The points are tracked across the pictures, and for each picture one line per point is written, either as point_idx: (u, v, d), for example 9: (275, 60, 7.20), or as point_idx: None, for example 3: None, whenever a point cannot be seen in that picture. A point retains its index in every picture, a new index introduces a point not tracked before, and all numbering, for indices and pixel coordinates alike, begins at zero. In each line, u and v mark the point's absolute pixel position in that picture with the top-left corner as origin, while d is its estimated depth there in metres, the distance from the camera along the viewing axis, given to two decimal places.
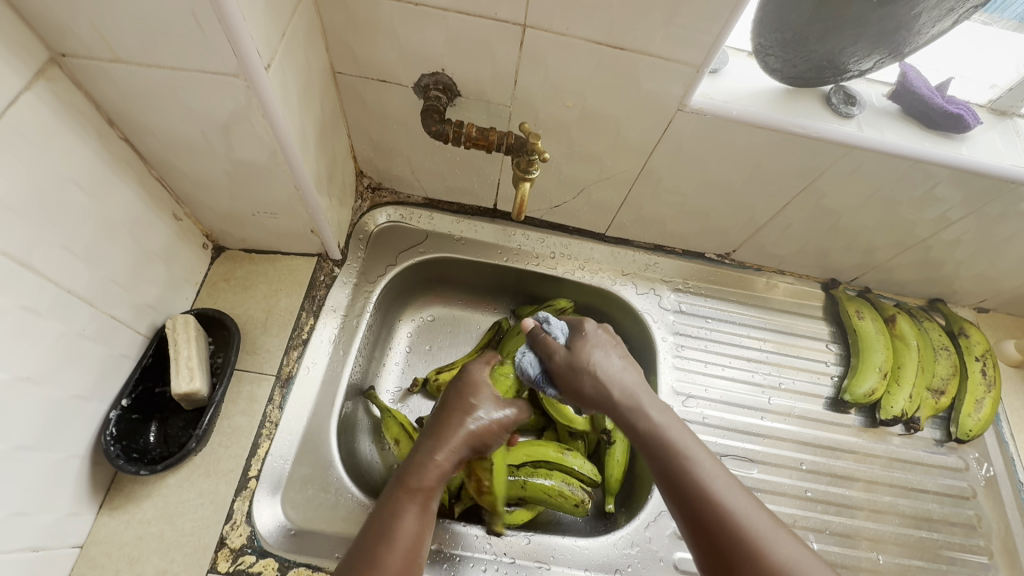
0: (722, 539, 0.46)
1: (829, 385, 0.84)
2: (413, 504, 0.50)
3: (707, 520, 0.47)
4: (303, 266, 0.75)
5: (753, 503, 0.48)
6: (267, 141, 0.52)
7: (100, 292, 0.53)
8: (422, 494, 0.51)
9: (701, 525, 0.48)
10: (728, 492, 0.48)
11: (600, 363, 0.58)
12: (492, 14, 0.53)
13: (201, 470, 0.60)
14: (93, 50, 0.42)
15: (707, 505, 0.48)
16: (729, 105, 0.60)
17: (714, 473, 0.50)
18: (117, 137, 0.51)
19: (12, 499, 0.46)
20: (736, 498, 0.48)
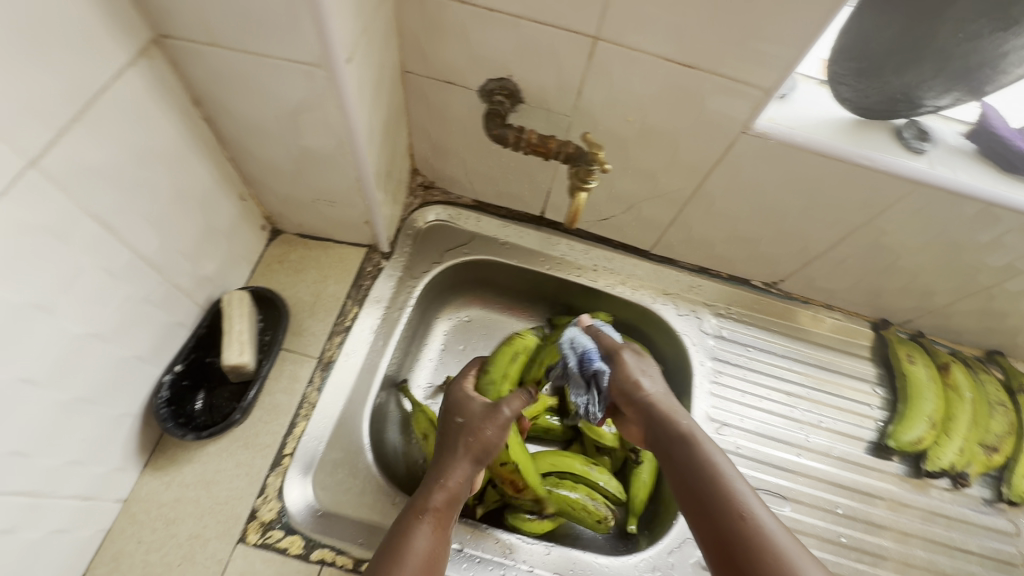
0: (748, 559, 0.44)
1: (872, 429, 0.81)
2: (421, 534, 0.52)
3: (735, 538, 0.46)
4: (353, 256, 0.77)
5: (787, 530, 0.46)
6: (339, 131, 0.54)
7: (169, 262, 0.56)
8: (428, 524, 0.53)
9: (727, 543, 0.46)
10: (762, 513, 0.47)
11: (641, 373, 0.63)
12: (565, 25, 0.54)
13: (240, 442, 0.62)
14: (193, 33, 0.45)
15: (736, 521, 0.47)
16: (795, 132, 0.59)
17: (747, 495, 0.49)
18: (200, 117, 0.54)
19: (71, 449, 0.48)
20: (768, 518, 0.46)
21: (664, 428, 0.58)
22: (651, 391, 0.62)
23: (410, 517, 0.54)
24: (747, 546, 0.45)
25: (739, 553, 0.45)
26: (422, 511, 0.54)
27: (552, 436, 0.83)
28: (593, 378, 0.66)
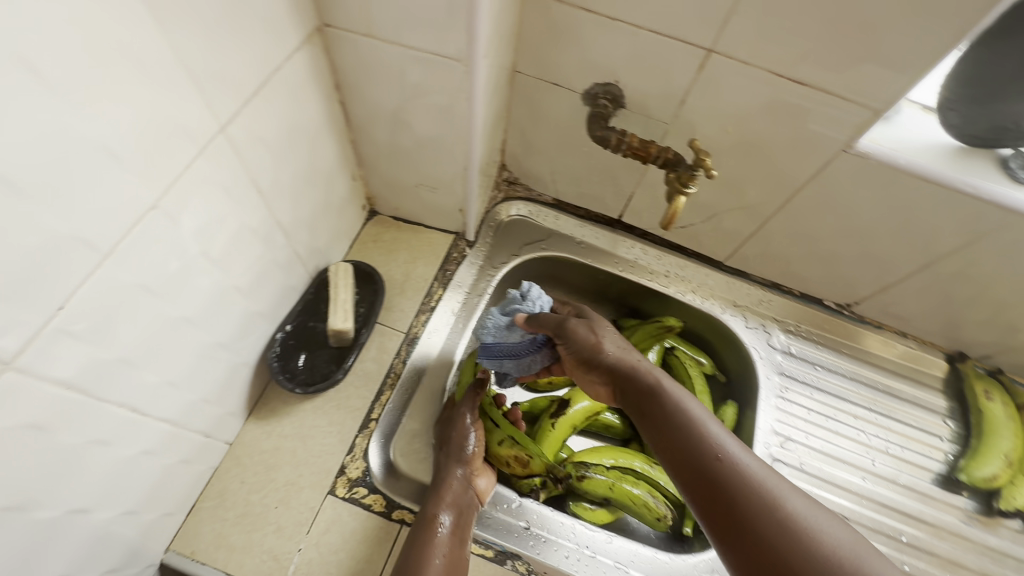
0: (732, 499, 0.43)
1: (941, 460, 0.80)
2: (434, 555, 0.55)
3: (718, 481, 0.44)
4: (440, 242, 0.81)
5: (765, 465, 0.45)
6: (460, 121, 0.59)
7: (294, 229, 0.61)
8: (440, 544, 0.57)
9: (711, 487, 0.44)
10: (741, 454, 0.45)
11: (605, 335, 0.58)
12: (682, 36, 0.57)
13: (333, 402, 0.67)
14: (354, 24, 0.50)
15: (717, 463, 0.45)
16: (897, 154, 0.60)
17: (723, 437, 0.47)
18: (337, 100, 0.60)
19: (204, 388, 0.54)
20: (747, 457, 0.45)
21: (631, 382, 0.54)
22: (612, 347, 0.57)
23: (420, 541, 0.57)
24: (732, 487, 0.43)
25: (724, 495, 0.43)
26: (430, 533, 0.57)
27: (610, 433, 0.85)
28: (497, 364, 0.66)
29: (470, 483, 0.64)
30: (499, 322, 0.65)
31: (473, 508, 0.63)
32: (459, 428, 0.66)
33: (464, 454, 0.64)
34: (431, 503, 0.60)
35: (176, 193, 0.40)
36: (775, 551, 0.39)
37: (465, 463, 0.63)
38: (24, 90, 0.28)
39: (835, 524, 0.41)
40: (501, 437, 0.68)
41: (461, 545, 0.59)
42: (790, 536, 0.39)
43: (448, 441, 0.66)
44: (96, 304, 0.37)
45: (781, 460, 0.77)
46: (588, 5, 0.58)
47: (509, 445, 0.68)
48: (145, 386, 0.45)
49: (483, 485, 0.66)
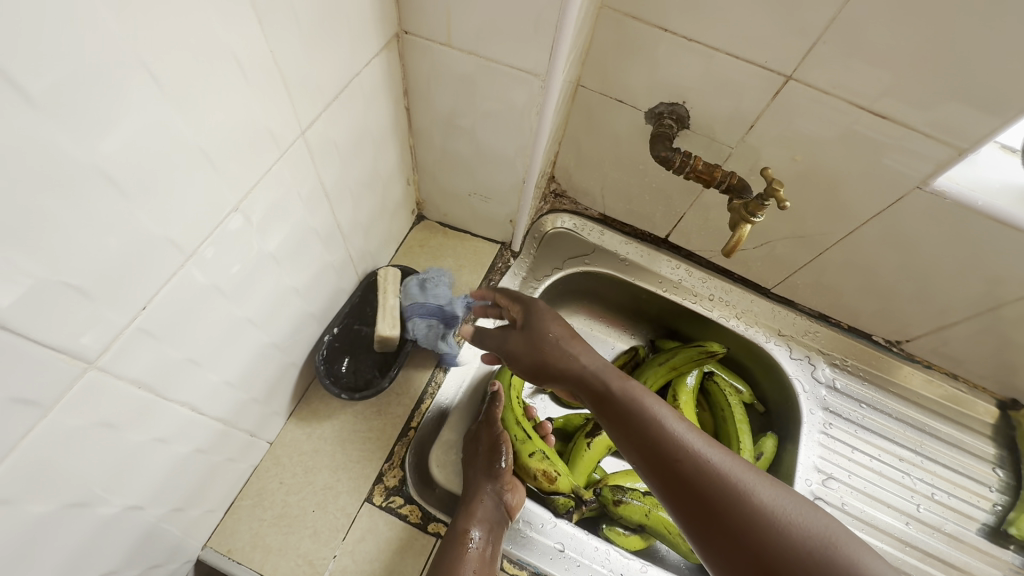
0: (705, 497, 0.43)
1: (989, 511, 0.77)
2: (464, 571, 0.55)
3: (687, 480, 0.44)
4: (486, 251, 0.80)
5: (728, 454, 0.45)
6: (526, 135, 0.58)
7: (351, 233, 0.61)
8: (470, 560, 0.56)
9: (683, 487, 0.44)
10: (704, 449, 0.45)
11: (563, 337, 0.55)
12: (761, 61, 0.56)
13: (374, 408, 0.67)
14: (434, 33, 0.50)
15: (683, 461, 0.45)
16: (976, 194, 0.58)
17: (687, 434, 0.47)
18: (403, 106, 0.59)
19: (257, 387, 0.53)
20: (711, 451, 0.45)
21: (591, 385, 0.52)
22: (571, 350, 0.54)
23: (450, 556, 0.56)
24: (703, 485, 0.43)
25: (696, 493, 0.43)
26: (459, 548, 0.57)
27: None
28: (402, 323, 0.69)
29: (500, 500, 0.63)
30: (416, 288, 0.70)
31: (503, 524, 0.63)
32: (489, 442, 0.66)
33: (493, 470, 0.63)
34: (461, 518, 0.60)
35: (255, 195, 0.40)
36: (752, 542, 0.40)
37: (496, 480, 0.62)
38: (140, 89, 0.28)
39: (809, 510, 0.41)
40: (531, 449, 0.69)
41: (489, 563, 0.58)
42: (766, 526, 0.40)
43: (477, 456, 0.65)
44: (174, 304, 0.36)
45: (823, 498, 0.75)
46: (666, 25, 0.57)
47: (539, 459, 0.69)
48: (207, 385, 0.45)
49: (515, 501, 0.65)
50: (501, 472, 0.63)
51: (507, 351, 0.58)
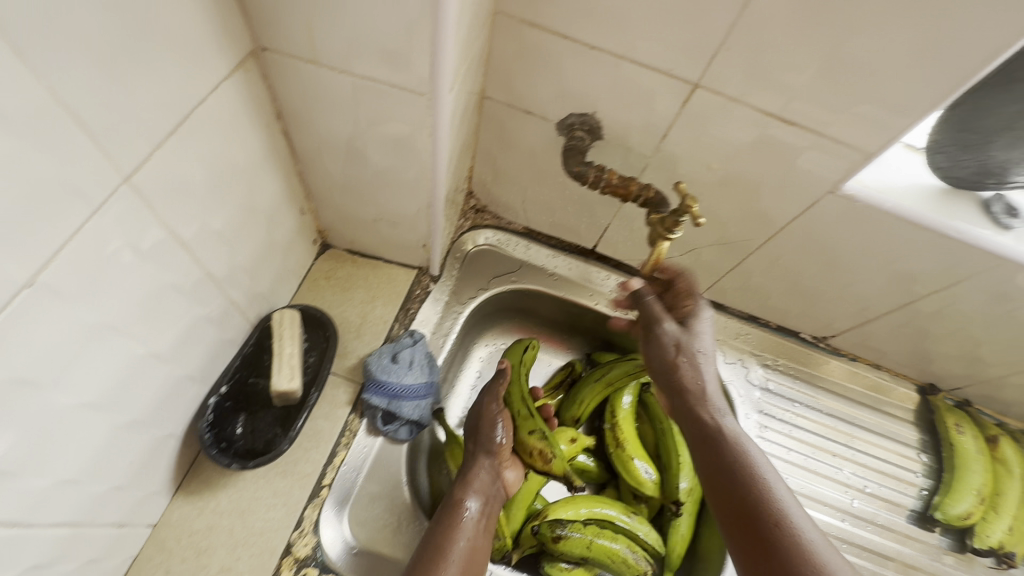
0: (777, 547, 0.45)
1: (916, 497, 0.79)
2: (459, 538, 0.55)
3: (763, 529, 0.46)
4: (401, 278, 0.74)
5: (821, 532, 0.46)
6: (422, 159, 0.53)
7: (229, 277, 0.53)
8: (465, 528, 0.57)
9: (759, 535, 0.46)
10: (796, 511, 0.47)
11: (709, 352, 0.58)
12: (666, 69, 0.52)
13: (279, 469, 0.59)
14: (295, 49, 0.43)
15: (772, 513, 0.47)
16: (884, 196, 0.58)
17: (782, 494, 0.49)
18: (278, 130, 0.52)
19: (117, 474, 0.45)
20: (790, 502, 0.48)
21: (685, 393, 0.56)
22: (688, 372, 0.56)
23: (445, 522, 0.57)
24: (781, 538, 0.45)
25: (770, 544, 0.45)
26: (457, 516, 0.57)
27: (585, 476, 0.80)
28: (367, 407, 0.64)
29: (497, 476, 0.64)
30: (389, 362, 0.65)
31: (498, 500, 0.63)
32: (485, 417, 0.68)
33: (493, 445, 0.65)
34: (458, 490, 0.61)
35: (63, 262, 0.33)
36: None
37: (494, 455, 0.64)
38: None
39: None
40: (531, 427, 0.67)
41: (484, 535, 0.58)
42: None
43: (476, 431, 0.67)
44: None
45: None
46: (566, 32, 0.52)
47: (536, 435, 0.66)
48: (30, 493, 0.36)
49: (512, 478, 0.68)
50: (500, 447, 0.65)
51: (647, 308, 0.60)
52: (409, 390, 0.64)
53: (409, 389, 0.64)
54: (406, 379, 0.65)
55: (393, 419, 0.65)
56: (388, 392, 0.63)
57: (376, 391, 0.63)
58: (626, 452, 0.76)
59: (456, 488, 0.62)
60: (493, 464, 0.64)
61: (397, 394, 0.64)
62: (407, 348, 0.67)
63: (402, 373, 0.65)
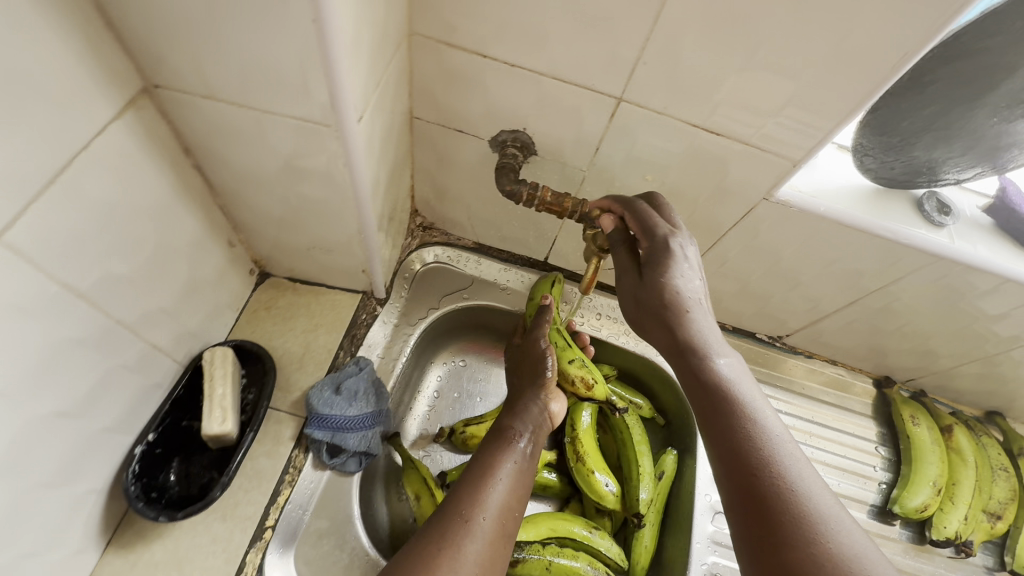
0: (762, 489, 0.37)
1: (875, 491, 0.80)
2: (507, 461, 0.54)
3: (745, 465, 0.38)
4: (346, 303, 0.72)
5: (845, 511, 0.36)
6: (343, 188, 0.51)
7: (146, 321, 0.51)
8: (514, 452, 0.55)
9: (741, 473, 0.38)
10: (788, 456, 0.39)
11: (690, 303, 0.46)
12: (589, 84, 0.51)
13: (218, 513, 0.57)
14: (186, 85, 0.41)
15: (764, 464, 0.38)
16: (817, 201, 0.58)
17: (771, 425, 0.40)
18: (188, 165, 0.50)
19: (26, 539, 0.43)
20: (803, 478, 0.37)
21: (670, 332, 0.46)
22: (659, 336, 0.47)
23: (493, 447, 0.56)
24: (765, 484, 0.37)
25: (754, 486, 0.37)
26: (505, 442, 0.56)
27: (548, 492, 0.79)
28: (314, 444, 0.62)
29: (547, 408, 0.64)
30: (332, 394, 0.63)
31: (546, 431, 0.63)
32: (535, 352, 0.67)
33: (541, 378, 0.65)
34: (510, 420, 0.61)
35: None
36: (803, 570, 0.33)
37: (543, 389, 0.64)
38: None
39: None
40: (570, 356, 0.68)
41: (533, 462, 0.56)
42: (823, 550, 0.33)
43: (528, 366, 0.67)
44: None
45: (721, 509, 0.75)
46: (484, 50, 0.51)
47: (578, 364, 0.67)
48: None
49: (557, 409, 0.65)
50: (548, 379, 0.65)
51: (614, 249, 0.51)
52: (356, 420, 0.63)
53: (356, 419, 0.63)
54: (352, 409, 0.64)
55: (340, 451, 0.63)
56: (333, 426, 0.62)
57: (319, 427, 0.61)
58: (586, 465, 0.74)
59: (507, 420, 0.61)
60: (541, 396, 0.64)
61: (342, 426, 0.62)
62: (351, 378, 0.66)
63: (347, 403, 0.63)
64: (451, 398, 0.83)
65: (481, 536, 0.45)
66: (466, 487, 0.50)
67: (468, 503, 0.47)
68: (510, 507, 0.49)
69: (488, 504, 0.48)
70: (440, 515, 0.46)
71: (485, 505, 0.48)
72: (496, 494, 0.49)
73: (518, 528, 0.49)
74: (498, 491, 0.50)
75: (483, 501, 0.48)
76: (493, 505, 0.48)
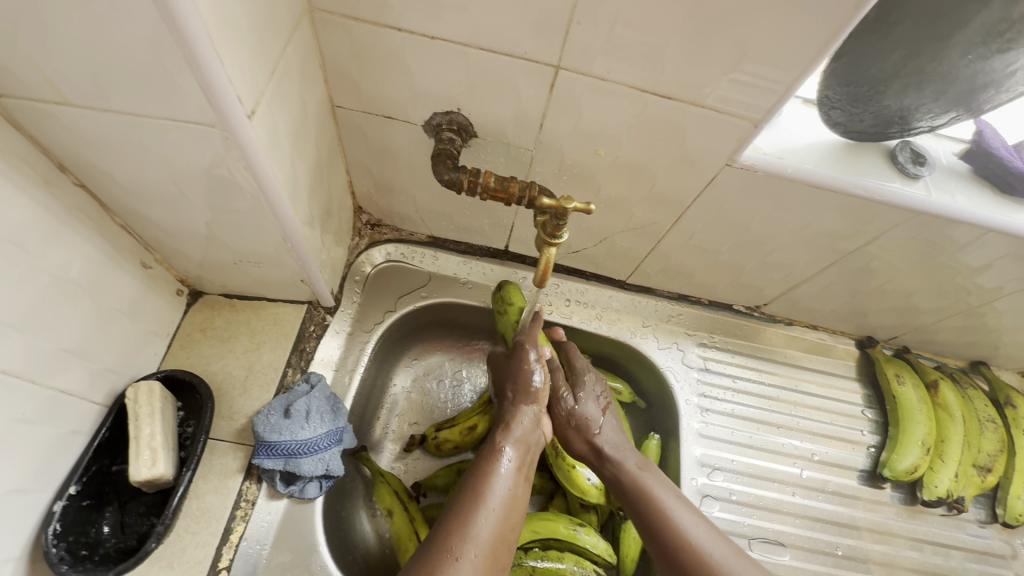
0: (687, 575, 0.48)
1: (865, 456, 0.78)
2: (497, 486, 0.49)
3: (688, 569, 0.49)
4: (290, 316, 0.66)
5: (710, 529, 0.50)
6: (252, 196, 0.45)
7: (45, 362, 0.45)
8: (502, 475, 0.51)
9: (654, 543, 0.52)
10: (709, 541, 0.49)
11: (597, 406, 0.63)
12: (520, 53, 0.46)
13: (164, 561, 0.51)
14: (34, 90, 0.36)
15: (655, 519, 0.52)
16: (784, 162, 0.53)
17: (690, 523, 0.51)
18: (70, 183, 0.45)
19: None
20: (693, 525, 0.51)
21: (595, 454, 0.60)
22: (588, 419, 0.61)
23: (479, 471, 0.51)
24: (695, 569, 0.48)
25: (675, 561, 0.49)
26: (493, 463, 0.52)
27: (530, 490, 0.76)
28: (268, 473, 0.57)
29: (538, 425, 0.59)
30: (280, 418, 0.57)
31: (537, 449, 0.58)
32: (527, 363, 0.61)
33: (536, 390, 0.60)
34: (496, 438, 0.55)
35: None
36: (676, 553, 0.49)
37: (535, 402, 0.59)
38: None
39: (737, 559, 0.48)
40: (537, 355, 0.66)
41: (525, 485, 0.52)
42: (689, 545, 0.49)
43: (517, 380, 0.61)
44: None
45: (711, 494, 0.72)
46: (397, 23, 0.45)
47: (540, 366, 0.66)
48: None
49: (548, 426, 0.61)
50: (539, 392, 0.60)
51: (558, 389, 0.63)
52: (309, 443, 0.57)
53: (309, 443, 0.57)
54: (304, 432, 0.57)
55: (296, 478, 0.58)
56: (282, 453, 0.56)
57: (269, 455, 0.55)
58: (568, 460, 0.69)
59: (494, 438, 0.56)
60: (533, 412, 0.59)
61: (295, 453, 0.56)
62: (305, 395, 0.59)
63: (299, 426, 0.57)
64: (444, 390, 0.79)
65: (470, 573, 0.41)
66: (454, 519, 0.45)
67: (459, 537, 0.43)
68: (503, 537, 0.46)
69: (477, 536, 0.44)
70: (430, 553, 0.43)
71: (477, 537, 0.44)
72: (486, 525, 0.45)
73: (511, 558, 0.45)
74: (489, 521, 0.46)
75: (473, 533, 0.44)
76: (482, 538, 0.44)
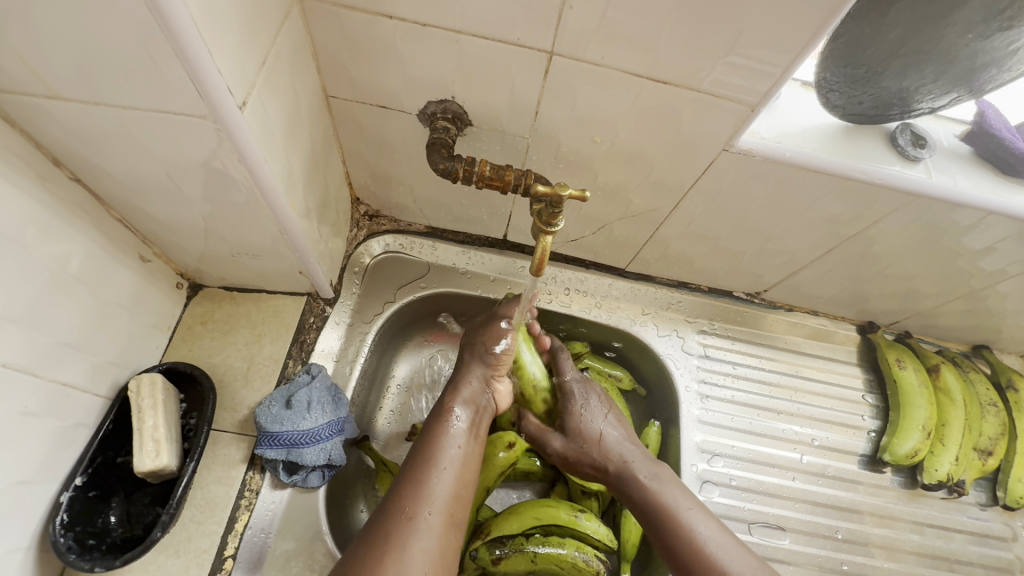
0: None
1: (865, 441, 0.78)
2: (451, 446, 0.51)
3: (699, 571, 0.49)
4: (289, 308, 0.66)
5: (727, 537, 0.51)
6: (247, 188, 0.45)
7: (47, 356, 0.46)
8: (456, 435, 0.53)
9: (668, 546, 0.52)
10: (719, 544, 0.51)
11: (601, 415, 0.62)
12: (513, 39, 0.45)
13: (170, 550, 0.53)
14: (25, 84, 0.36)
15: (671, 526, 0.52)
16: (782, 146, 0.53)
17: (708, 533, 0.51)
18: (65, 179, 0.45)
19: None
20: (707, 529, 0.52)
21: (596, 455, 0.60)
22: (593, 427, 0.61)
23: (436, 431, 0.53)
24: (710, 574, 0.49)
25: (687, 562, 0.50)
26: (446, 424, 0.53)
27: (532, 478, 0.76)
28: (269, 462, 0.57)
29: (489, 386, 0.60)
30: (281, 409, 0.57)
31: (489, 409, 0.60)
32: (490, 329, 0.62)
33: (490, 357, 0.60)
34: (448, 398, 0.57)
35: None
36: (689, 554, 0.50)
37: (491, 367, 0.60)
38: None
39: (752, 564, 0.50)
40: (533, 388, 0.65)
41: (477, 442, 0.54)
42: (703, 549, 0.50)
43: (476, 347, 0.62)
44: None
45: (711, 480, 0.72)
46: (389, 11, 0.44)
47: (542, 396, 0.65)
48: None
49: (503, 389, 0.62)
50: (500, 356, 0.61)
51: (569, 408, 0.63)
52: (309, 433, 0.57)
53: (310, 434, 0.57)
54: (305, 421, 0.57)
55: (299, 467, 0.58)
56: (284, 441, 0.56)
57: (271, 444, 0.56)
58: None
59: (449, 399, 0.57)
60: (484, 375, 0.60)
61: (297, 442, 0.57)
62: (306, 385, 0.60)
63: (299, 415, 0.57)
64: (445, 380, 0.79)
65: (426, 532, 0.44)
66: (409, 481, 0.48)
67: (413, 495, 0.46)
68: (457, 496, 0.48)
69: (433, 497, 0.47)
70: (387, 514, 0.45)
71: (430, 498, 0.46)
72: (441, 486, 0.48)
73: (466, 512, 0.49)
74: (444, 480, 0.48)
75: (428, 495, 0.47)
76: (436, 498, 0.47)
